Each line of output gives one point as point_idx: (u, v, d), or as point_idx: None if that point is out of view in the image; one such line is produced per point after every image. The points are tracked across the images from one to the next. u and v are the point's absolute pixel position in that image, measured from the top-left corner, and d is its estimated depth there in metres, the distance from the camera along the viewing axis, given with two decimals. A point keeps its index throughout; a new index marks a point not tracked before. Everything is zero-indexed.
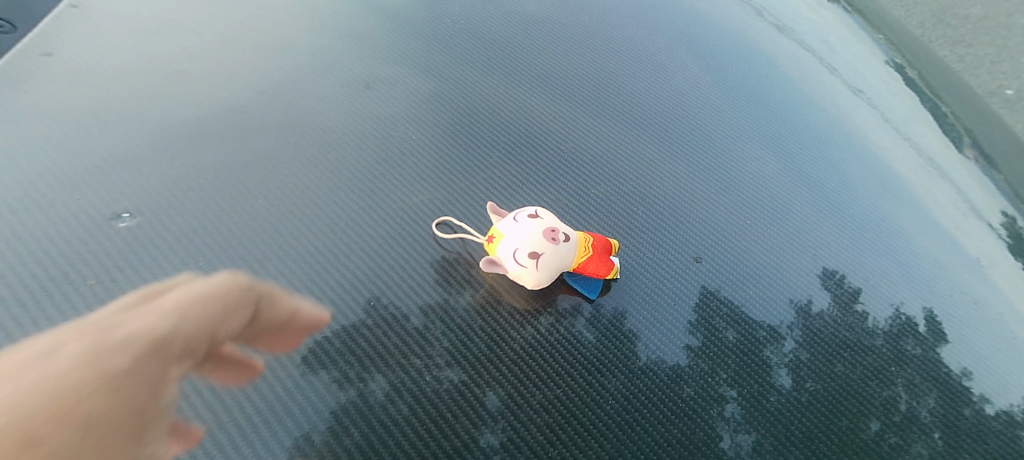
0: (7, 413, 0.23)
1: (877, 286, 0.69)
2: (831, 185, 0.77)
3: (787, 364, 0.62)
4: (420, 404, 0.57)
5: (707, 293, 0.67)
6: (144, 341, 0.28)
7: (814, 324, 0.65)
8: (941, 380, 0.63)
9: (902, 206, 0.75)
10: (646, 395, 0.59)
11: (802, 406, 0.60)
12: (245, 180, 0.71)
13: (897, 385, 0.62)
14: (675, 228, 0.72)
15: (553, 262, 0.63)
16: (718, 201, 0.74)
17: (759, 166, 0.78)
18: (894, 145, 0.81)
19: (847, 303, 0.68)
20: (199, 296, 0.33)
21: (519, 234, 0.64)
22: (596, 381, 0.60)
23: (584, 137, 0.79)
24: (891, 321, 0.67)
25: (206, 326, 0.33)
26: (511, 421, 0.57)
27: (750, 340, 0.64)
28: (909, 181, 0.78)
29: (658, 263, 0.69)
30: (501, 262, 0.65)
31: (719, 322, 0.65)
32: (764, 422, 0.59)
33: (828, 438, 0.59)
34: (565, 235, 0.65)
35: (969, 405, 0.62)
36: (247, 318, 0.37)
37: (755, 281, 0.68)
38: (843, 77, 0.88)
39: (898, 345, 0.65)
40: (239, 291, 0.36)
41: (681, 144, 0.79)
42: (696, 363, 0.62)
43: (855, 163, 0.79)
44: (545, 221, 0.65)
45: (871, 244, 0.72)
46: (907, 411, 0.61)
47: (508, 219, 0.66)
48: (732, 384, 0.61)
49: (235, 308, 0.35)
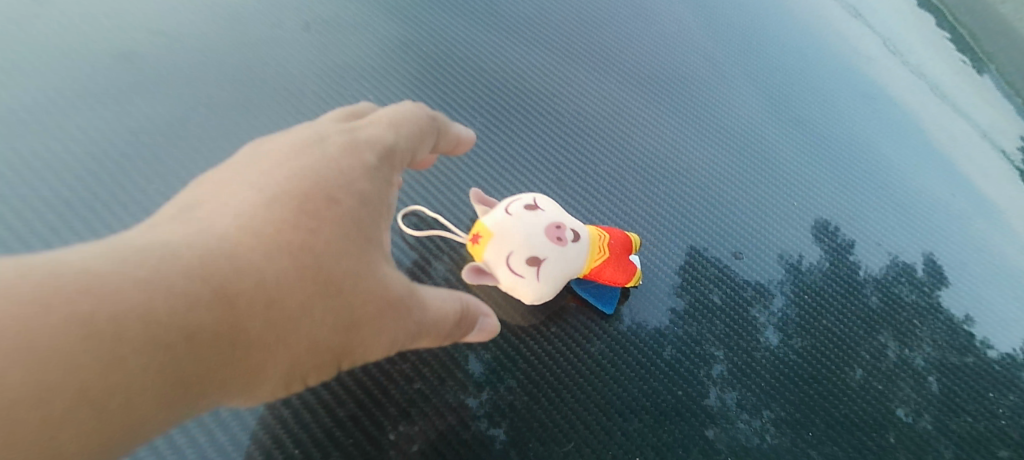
0: (335, 174, 0.35)
1: (871, 237, 0.69)
2: (824, 134, 0.76)
3: (775, 323, 0.63)
4: (405, 379, 0.58)
5: (694, 254, 0.67)
6: (379, 148, 0.39)
7: (803, 281, 0.66)
8: (935, 324, 0.64)
9: (898, 156, 0.74)
10: (636, 360, 0.61)
11: (790, 360, 0.61)
12: (207, 139, 0.68)
13: (886, 334, 0.63)
14: (666, 184, 0.71)
15: (559, 269, 0.52)
16: (711, 155, 0.73)
17: (750, 116, 0.76)
18: (892, 89, 0.79)
19: (840, 255, 0.68)
20: (399, 120, 0.41)
21: (515, 236, 0.51)
22: (580, 345, 0.61)
23: (574, 87, 0.76)
24: (885, 270, 0.67)
25: (410, 145, 0.41)
26: (500, 390, 0.58)
27: (738, 301, 0.64)
28: (908, 127, 0.76)
29: (647, 222, 0.68)
30: (491, 268, 0.52)
31: (705, 282, 0.65)
32: (750, 375, 0.61)
33: (820, 389, 0.60)
34: (573, 233, 0.53)
35: (964, 348, 0.63)
36: (431, 146, 0.45)
37: (746, 237, 0.68)
38: (840, 15, 0.84)
39: (889, 292, 0.66)
40: (428, 121, 0.44)
41: (673, 94, 0.77)
42: (683, 325, 0.62)
43: (850, 111, 0.77)
44: (546, 213, 0.53)
45: (867, 195, 0.72)
46: (896, 357, 0.62)
47: (498, 212, 0.53)
48: (718, 343, 0.62)
49: (426, 134, 0.43)
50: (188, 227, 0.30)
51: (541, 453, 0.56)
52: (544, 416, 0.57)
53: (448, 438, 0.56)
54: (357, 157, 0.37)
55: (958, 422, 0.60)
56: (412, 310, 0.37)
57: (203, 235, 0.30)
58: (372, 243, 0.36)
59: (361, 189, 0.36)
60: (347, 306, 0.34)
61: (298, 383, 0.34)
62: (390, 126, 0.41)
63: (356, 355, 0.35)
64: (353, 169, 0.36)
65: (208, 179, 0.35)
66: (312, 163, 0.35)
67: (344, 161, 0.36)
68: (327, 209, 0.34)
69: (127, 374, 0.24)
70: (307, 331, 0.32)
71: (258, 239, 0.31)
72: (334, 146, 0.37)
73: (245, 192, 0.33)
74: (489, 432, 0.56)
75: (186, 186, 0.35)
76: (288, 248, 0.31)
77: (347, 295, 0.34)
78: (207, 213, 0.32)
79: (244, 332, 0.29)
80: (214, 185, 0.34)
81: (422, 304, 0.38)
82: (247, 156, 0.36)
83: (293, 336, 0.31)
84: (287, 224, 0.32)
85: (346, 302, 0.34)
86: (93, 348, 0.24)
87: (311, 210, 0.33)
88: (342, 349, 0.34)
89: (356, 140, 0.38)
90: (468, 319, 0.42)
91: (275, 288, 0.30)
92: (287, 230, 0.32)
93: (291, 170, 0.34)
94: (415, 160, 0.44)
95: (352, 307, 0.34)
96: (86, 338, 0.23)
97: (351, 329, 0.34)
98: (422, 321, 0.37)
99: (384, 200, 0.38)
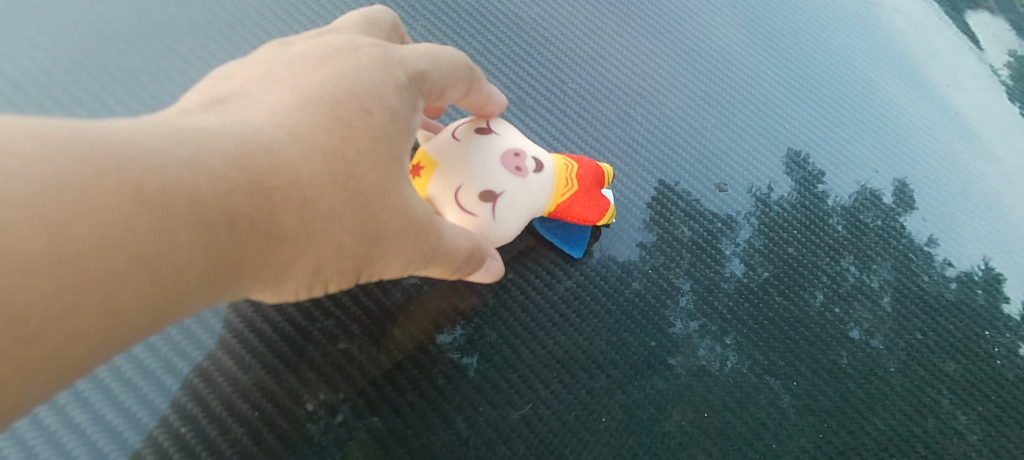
0: (371, 93, 0.35)
1: (841, 167, 0.69)
2: (806, 66, 0.75)
3: (742, 253, 0.64)
4: (378, 316, 0.60)
5: (665, 187, 0.67)
6: (410, 73, 0.38)
7: (770, 212, 0.66)
8: (901, 248, 0.65)
9: (879, 89, 0.74)
10: (604, 294, 0.62)
11: (752, 285, 0.63)
12: (161, 60, 0.68)
13: (850, 259, 0.64)
14: (641, 112, 0.71)
15: (519, 205, 0.48)
16: (690, 82, 0.73)
17: (732, 44, 0.75)
18: (878, 23, 0.78)
19: (811, 184, 0.68)
20: (433, 53, 0.41)
21: (468, 168, 0.47)
22: (551, 280, 0.62)
23: (554, 12, 0.76)
24: (856, 196, 0.68)
25: (442, 80, 0.41)
26: (472, 321, 0.60)
27: (706, 232, 0.65)
28: (886, 60, 0.75)
29: (621, 151, 0.69)
30: (439, 204, 0.46)
31: (675, 214, 0.66)
32: (713, 301, 0.62)
33: (783, 318, 0.62)
34: (533, 166, 0.49)
35: (924, 271, 0.64)
36: (463, 93, 0.45)
37: (714, 165, 0.69)
38: None
39: (856, 218, 0.66)
40: (466, 67, 0.44)
41: (651, 21, 0.76)
42: (651, 257, 0.64)
43: (832, 45, 0.76)
44: (501, 143, 0.49)
45: (844, 131, 0.71)
46: (855, 282, 0.63)
47: (446, 142, 0.48)
48: (685, 275, 0.63)
49: (461, 79, 0.43)
50: (219, 117, 0.30)
51: (493, 418, 0.57)
52: (516, 345, 0.60)
53: (419, 368, 0.58)
54: (387, 74, 0.36)
55: (909, 341, 0.61)
56: (430, 237, 0.37)
57: (240, 127, 0.29)
58: (398, 165, 0.36)
59: (392, 106, 0.35)
60: (375, 219, 0.34)
61: (320, 287, 0.35)
62: (425, 54, 0.40)
63: (376, 268, 0.36)
64: (385, 85, 0.36)
65: (232, 70, 0.35)
66: (345, 72, 0.35)
67: (377, 76, 0.36)
68: (359, 120, 0.33)
69: (176, 246, 0.25)
70: (334, 239, 0.32)
71: (295, 141, 0.31)
72: (367, 59, 0.36)
73: (277, 92, 0.33)
74: (462, 361, 0.59)
75: (207, 76, 0.35)
76: (323, 152, 0.31)
77: (375, 208, 0.34)
78: (242, 108, 0.31)
79: (279, 226, 0.29)
80: (246, 77, 0.34)
81: (439, 228, 0.39)
82: (273, 54, 0.36)
83: (322, 242, 0.32)
84: (322, 129, 0.32)
85: (373, 215, 0.34)
86: (146, 218, 0.24)
87: (344, 118, 0.33)
88: (364, 262, 0.35)
89: (390, 57, 0.37)
90: (475, 262, 0.43)
91: (309, 189, 0.30)
92: (322, 134, 0.32)
93: (324, 77, 0.34)
94: (443, 100, 0.43)
95: (378, 219, 0.34)
96: (138, 207, 0.24)
97: (372, 240, 0.34)
98: (438, 250, 0.38)
99: (410, 124, 0.37)
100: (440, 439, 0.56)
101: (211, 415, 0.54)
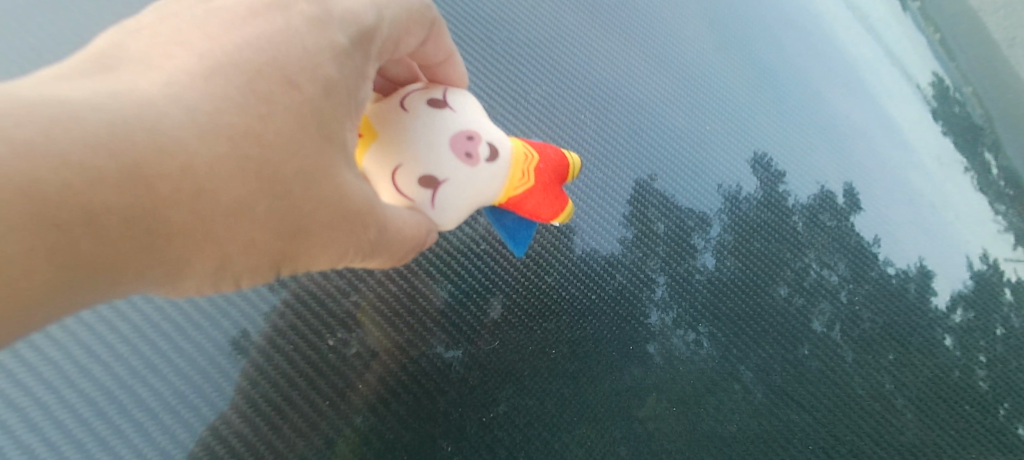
0: (301, 59, 0.31)
1: (809, 165, 0.69)
2: (770, 67, 0.73)
3: (713, 248, 0.65)
4: (365, 312, 0.60)
5: (641, 185, 0.67)
6: (353, 32, 0.33)
7: (738, 210, 0.66)
8: (848, 248, 0.65)
9: (841, 93, 0.72)
10: (589, 286, 0.63)
11: (721, 281, 0.63)
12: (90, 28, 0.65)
13: (813, 254, 0.65)
14: (613, 111, 0.69)
15: (464, 196, 0.43)
16: (653, 85, 0.71)
17: (695, 46, 0.74)
18: (840, 23, 0.76)
19: (773, 186, 0.68)
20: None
21: (411, 144, 0.42)
22: (535, 274, 0.63)
23: (511, 12, 0.73)
24: (812, 199, 0.67)
25: (392, 35, 0.37)
26: (455, 315, 0.61)
27: (680, 229, 0.65)
28: (849, 63, 0.74)
29: (587, 156, 0.67)
30: (375, 180, 0.42)
31: (651, 212, 0.66)
32: (689, 296, 0.63)
33: (746, 312, 0.63)
34: (485, 153, 0.43)
35: (872, 267, 0.65)
36: (421, 40, 0.41)
37: (686, 164, 0.68)
38: None
39: (813, 219, 0.66)
40: (422, 6, 0.39)
41: (611, 17, 0.74)
42: (630, 251, 0.64)
43: (798, 45, 0.74)
44: (455, 120, 0.43)
45: (810, 128, 0.71)
46: (816, 278, 0.64)
47: (393, 110, 0.43)
48: (660, 269, 0.64)
49: (416, 25, 0.39)
50: (103, 84, 0.26)
51: (469, 386, 0.59)
52: (500, 328, 0.61)
53: (405, 363, 0.59)
54: (324, 36, 0.32)
55: (862, 333, 0.63)
56: (368, 229, 0.34)
57: (127, 97, 0.25)
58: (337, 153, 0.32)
59: (326, 75, 0.31)
60: (299, 211, 0.31)
61: (230, 283, 0.32)
62: (373, 4, 0.35)
63: (297, 262, 0.33)
64: (320, 49, 0.32)
65: (135, 27, 0.31)
66: (272, 37, 0.31)
67: (311, 39, 0.32)
68: (282, 95, 0.30)
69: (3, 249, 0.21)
70: (245, 232, 0.29)
71: (191, 118, 0.26)
72: (298, 18, 0.32)
73: (183, 58, 0.29)
74: (446, 357, 0.60)
75: (109, 30, 0.31)
76: (227, 133, 0.27)
77: (303, 200, 0.31)
78: (136, 77, 0.27)
79: (166, 221, 0.25)
80: (148, 40, 0.30)
81: (386, 214, 0.36)
82: (184, 13, 0.32)
83: (226, 239, 0.28)
84: (234, 107, 0.28)
85: (297, 208, 0.30)
86: None
87: (264, 93, 0.29)
88: (284, 257, 0.32)
89: (329, 16, 0.33)
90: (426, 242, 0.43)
91: (204, 176, 0.26)
92: (232, 115, 0.28)
93: (242, 40, 0.30)
94: (399, 50, 0.39)
95: (304, 212, 0.31)
96: None
97: (294, 234, 0.31)
98: (376, 242, 0.36)
99: (353, 96, 0.33)
100: (433, 427, 0.58)
101: (177, 423, 0.55)
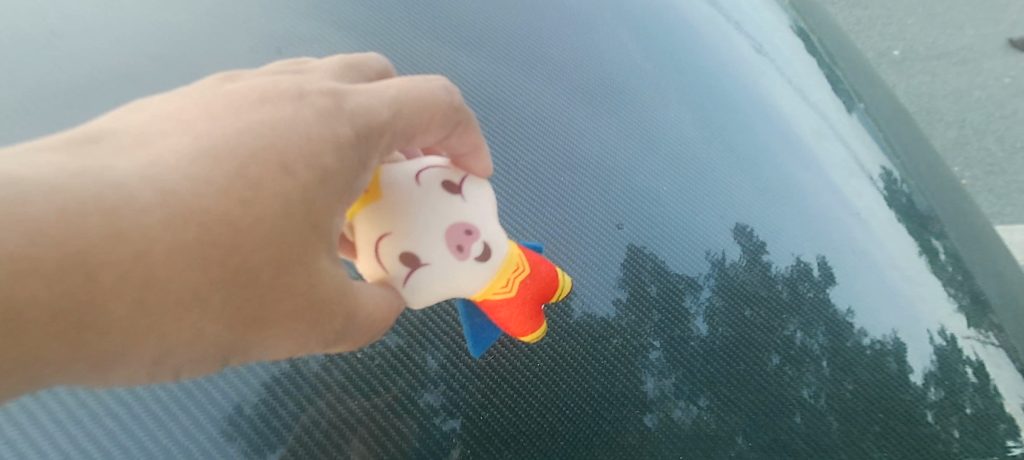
0: (300, 150, 0.32)
1: (790, 235, 0.68)
2: (748, 142, 0.73)
3: (703, 313, 0.65)
4: (366, 387, 0.60)
5: (634, 251, 0.67)
6: (357, 127, 0.35)
7: (727, 275, 0.66)
8: (825, 316, 0.64)
9: (823, 167, 0.71)
10: (588, 350, 0.63)
11: (714, 348, 0.63)
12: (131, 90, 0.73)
13: (795, 322, 0.64)
14: (598, 183, 0.71)
15: (441, 284, 0.43)
16: (633, 160, 0.73)
17: (674, 123, 0.75)
18: (807, 101, 0.76)
19: (755, 257, 0.67)
20: (402, 99, 0.37)
21: (409, 218, 0.42)
22: (533, 340, 0.63)
23: (496, 94, 0.76)
24: (790, 268, 0.66)
25: (402, 131, 0.37)
26: (453, 379, 0.61)
27: (671, 293, 0.65)
28: (825, 138, 0.73)
29: (571, 231, 0.69)
30: (359, 241, 0.42)
31: (645, 275, 0.66)
32: (683, 359, 0.63)
33: (734, 378, 0.62)
34: (477, 253, 0.44)
35: (851, 335, 0.63)
36: (442, 137, 0.41)
37: (674, 230, 0.68)
38: (750, 27, 0.82)
39: (794, 289, 0.66)
40: (450, 111, 0.39)
41: (592, 93, 0.76)
42: (625, 316, 0.64)
43: (774, 119, 0.74)
44: (461, 211, 0.43)
45: (788, 194, 0.70)
46: (800, 347, 0.63)
47: (406, 179, 0.43)
48: (654, 335, 0.64)
49: (437, 126, 0.39)
50: (81, 159, 0.28)
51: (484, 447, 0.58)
52: (489, 381, 0.61)
53: (412, 432, 0.59)
54: (331, 127, 0.34)
55: (844, 402, 0.61)
56: (336, 318, 0.34)
57: (100, 174, 0.27)
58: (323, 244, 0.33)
59: (325, 163, 0.33)
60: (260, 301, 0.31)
61: (168, 376, 0.30)
62: (392, 101, 0.37)
63: (250, 355, 0.33)
64: (324, 137, 0.34)
65: (146, 106, 0.35)
66: (275, 126, 0.33)
67: (314, 130, 0.34)
68: (273, 181, 0.31)
69: None
70: (196, 325, 0.29)
71: (158, 198, 0.27)
72: (308, 109, 0.34)
73: (177, 137, 0.31)
74: (446, 426, 0.59)
75: (120, 107, 0.35)
76: (198, 216, 0.28)
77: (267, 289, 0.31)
78: (123, 152, 0.29)
79: (102, 316, 0.25)
80: (151, 117, 0.33)
81: (354, 298, 0.36)
82: (199, 101, 0.34)
83: (172, 333, 0.28)
84: (215, 191, 0.29)
85: (259, 300, 0.31)
86: None
87: (254, 179, 0.31)
88: (236, 351, 0.31)
89: (334, 110, 0.35)
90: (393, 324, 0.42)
91: (160, 266, 0.27)
92: (214, 197, 0.29)
93: (243, 125, 0.32)
94: (414, 145, 0.40)
95: (267, 303, 0.31)
96: None
97: (252, 325, 0.31)
98: (341, 330, 0.35)
99: (348, 189, 0.34)
100: None
101: None
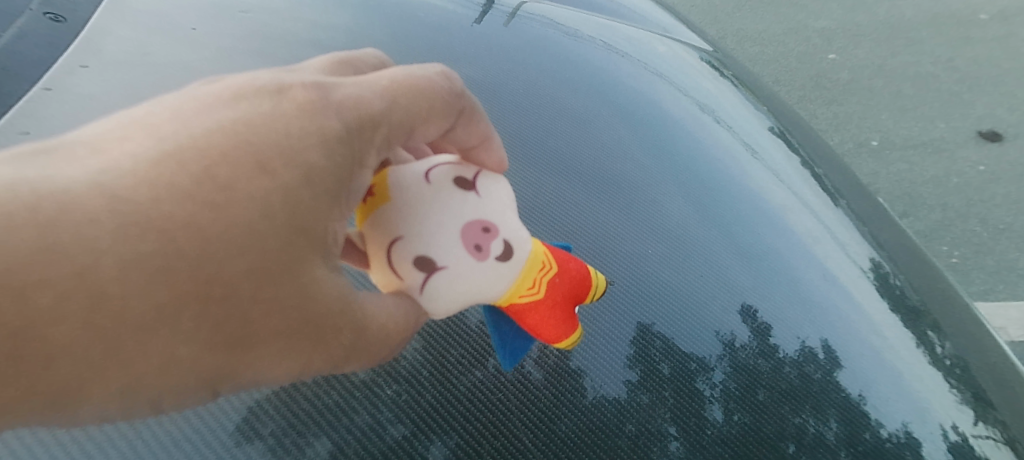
0: (283, 135, 0.36)
1: (791, 315, 0.67)
2: (743, 222, 0.74)
3: (718, 398, 0.61)
4: None
5: (642, 329, 0.66)
6: (347, 116, 0.39)
7: (738, 356, 0.64)
8: (837, 402, 0.62)
9: (813, 249, 0.73)
10: (599, 438, 0.58)
11: (732, 438, 0.59)
12: (109, 106, 0.74)
13: (809, 410, 0.61)
14: (600, 259, 0.70)
15: (461, 290, 0.45)
16: (634, 236, 0.72)
17: (671, 202, 0.76)
18: (790, 185, 0.79)
19: (762, 338, 0.65)
20: (397, 87, 0.41)
21: (424, 222, 0.44)
22: (547, 426, 0.59)
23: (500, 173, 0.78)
24: (797, 352, 0.65)
25: (398, 114, 0.41)
26: None
27: (683, 373, 0.63)
28: (810, 222, 0.75)
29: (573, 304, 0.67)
30: (376, 253, 0.45)
31: (654, 354, 0.64)
32: (702, 449, 0.58)
33: None
34: (494, 249, 0.45)
35: (865, 426, 0.61)
36: (446, 128, 0.44)
37: (680, 310, 0.67)
38: (732, 119, 0.87)
39: (802, 371, 0.64)
40: (449, 97, 0.43)
41: (590, 172, 0.78)
42: (637, 396, 0.61)
43: (763, 201, 0.76)
44: (475, 210, 0.46)
45: (789, 280, 0.70)
46: (816, 437, 0.60)
47: (418, 184, 0.46)
48: (670, 420, 0.60)
49: (437, 115, 0.43)
50: (35, 168, 0.31)
51: None
52: None
53: None
54: (315, 119, 0.38)
55: None
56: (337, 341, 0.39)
57: (51, 183, 0.30)
58: (322, 258, 0.37)
59: (308, 162, 0.36)
60: (235, 314, 0.33)
61: (151, 402, 0.34)
62: (387, 93, 0.41)
63: (238, 380, 0.36)
64: (310, 135, 0.37)
65: (123, 116, 0.38)
66: (252, 119, 0.37)
67: (296, 120, 0.37)
68: (250, 180, 0.34)
69: None
70: (166, 345, 0.31)
71: (111, 204, 0.30)
72: (289, 103, 0.39)
73: (142, 141, 0.34)
74: None
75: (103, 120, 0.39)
76: (160, 223, 0.31)
77: (240, 303, 0.33)
78: (79, 163, 0.32)
79: (44, 342, 0.27)
80: (125, 125, 0.36)
81: (362, 316, 0.40)
82: (175, 107, 0.38)
83: (139, 357, 0.31)
84: (180, 194, 0.32)
85: (235, 312, 0.33)
86: None
87: (226, 180, 0.33)
88: (221, 370, 0.34)
89: (317, 102, 0.39)
90: (409, 330, 0.45)
91: (111, 280, 0.29)
92: (178, 201, 0.31)
93: (217, 125, 0.36)
94: (418, 135, 0.43)
95: (250, 325, 0.34)
96: None
97: (241, 348, 0.35)
98: (332, 359, 0.40)
99: (340, 177, 0.38)
100: None
101: None
